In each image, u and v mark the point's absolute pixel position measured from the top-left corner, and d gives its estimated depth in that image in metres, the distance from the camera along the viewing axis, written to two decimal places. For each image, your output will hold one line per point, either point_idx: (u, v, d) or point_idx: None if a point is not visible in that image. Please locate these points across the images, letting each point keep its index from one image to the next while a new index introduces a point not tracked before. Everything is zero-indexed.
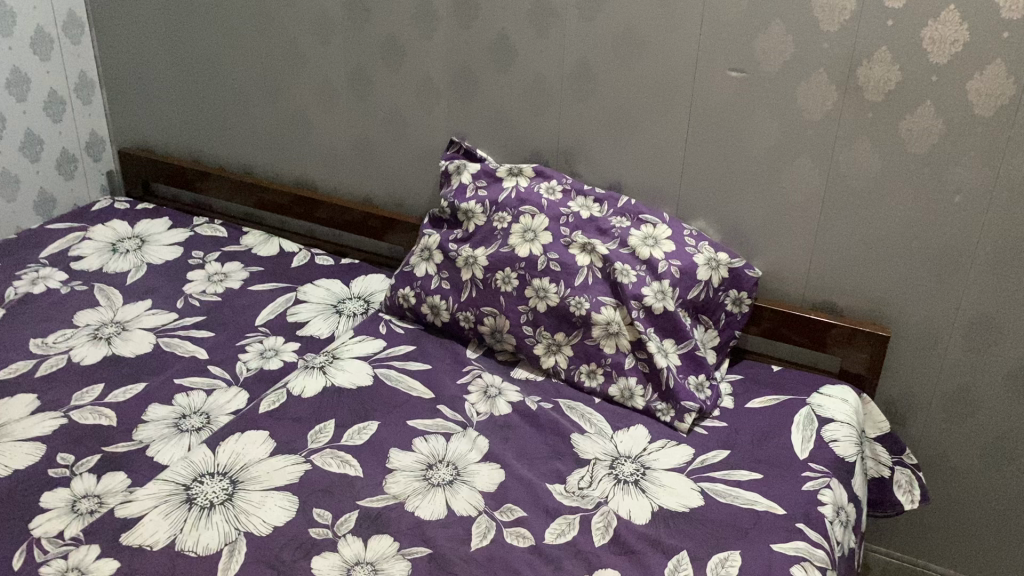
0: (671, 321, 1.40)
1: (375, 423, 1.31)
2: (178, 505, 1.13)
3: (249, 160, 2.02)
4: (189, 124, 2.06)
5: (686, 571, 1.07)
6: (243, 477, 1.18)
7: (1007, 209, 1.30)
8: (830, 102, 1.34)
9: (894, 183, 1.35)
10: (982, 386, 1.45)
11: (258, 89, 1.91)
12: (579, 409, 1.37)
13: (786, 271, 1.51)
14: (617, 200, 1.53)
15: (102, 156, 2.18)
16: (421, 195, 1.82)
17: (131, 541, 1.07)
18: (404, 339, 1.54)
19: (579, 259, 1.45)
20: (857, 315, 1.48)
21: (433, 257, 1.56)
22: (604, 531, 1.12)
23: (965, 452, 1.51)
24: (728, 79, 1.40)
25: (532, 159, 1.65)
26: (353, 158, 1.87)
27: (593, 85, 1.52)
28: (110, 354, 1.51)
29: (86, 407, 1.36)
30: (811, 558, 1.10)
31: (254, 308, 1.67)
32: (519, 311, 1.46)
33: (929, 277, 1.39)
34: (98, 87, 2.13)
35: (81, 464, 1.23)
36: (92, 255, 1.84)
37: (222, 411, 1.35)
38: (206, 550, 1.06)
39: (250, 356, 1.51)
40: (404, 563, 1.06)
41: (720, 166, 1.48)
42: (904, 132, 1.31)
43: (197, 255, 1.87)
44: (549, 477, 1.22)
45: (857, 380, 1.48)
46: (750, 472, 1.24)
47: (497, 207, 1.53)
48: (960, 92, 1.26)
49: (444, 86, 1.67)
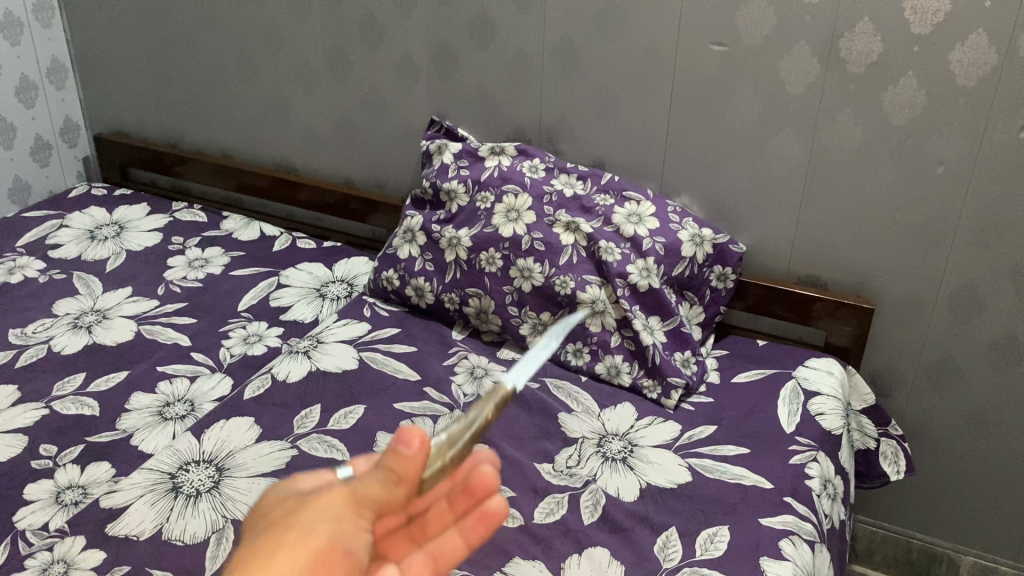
0: (656, 298, 1.40)
1: (361, 406, 1.31)
2: (164, 494, 1.12)
3: (228, 143, 2.00)
4: (165, 107, 2.03)
5: (675, 547, 1.07)
6: (229, 464, 1.17)
7: (989, 179, 1.30)
8: (812, 75, 1.33)
9: (877, 155, 1.35)
10: (965, 357, 1.45)
11: (235, 71, 1.88)
12: (566, 388, 1.37)
13: (770, 245, 1.51)
14: (601, 177, 1.52)
15: (77, 142, 2.15)
16: (403, 176, 1.80)
17: (117, 532, 1.06)
18: (389, 321, 1.53)
19: (563, 238, 1.44)
20: (841, 288, 1.49)
21: (416, 239, 1.55)
22: (593, 508, 1.12)
23: (949, 422, 1.53)
24: (710, 53, 1.39)
25: (514, 138, 1.64)
26: (333, 139, 1.85)
27: (575, 61, 1.51)
28: (91, 343, 1.49)
29: (68, 397, 1.35)
30: (799, 532, 1.11)
31: (236, 294, 1.66)
32: (504, 291, 1.45)
33: (912, 249, 1.40)
34: (71, 71, 2.09)
35: (65, 455, 1.22)
36: (70, 243, 1.81)
37: (206, 398, 1.34)
38: (193, 538, 1.05)
39: (233, 342, 1.50)
40: None
41: (703, 141, 1.47)
42: (887, 104, 1.31)
43: (177, 241, 1.84)
44: (538, 457, 1.22)
45: (842, 352, 1.49)
46: (737, 446, 1.25)
47: (480, 187, 1.52)
48: (942, 62, 1.25)
49: (424, 65, 1.65)
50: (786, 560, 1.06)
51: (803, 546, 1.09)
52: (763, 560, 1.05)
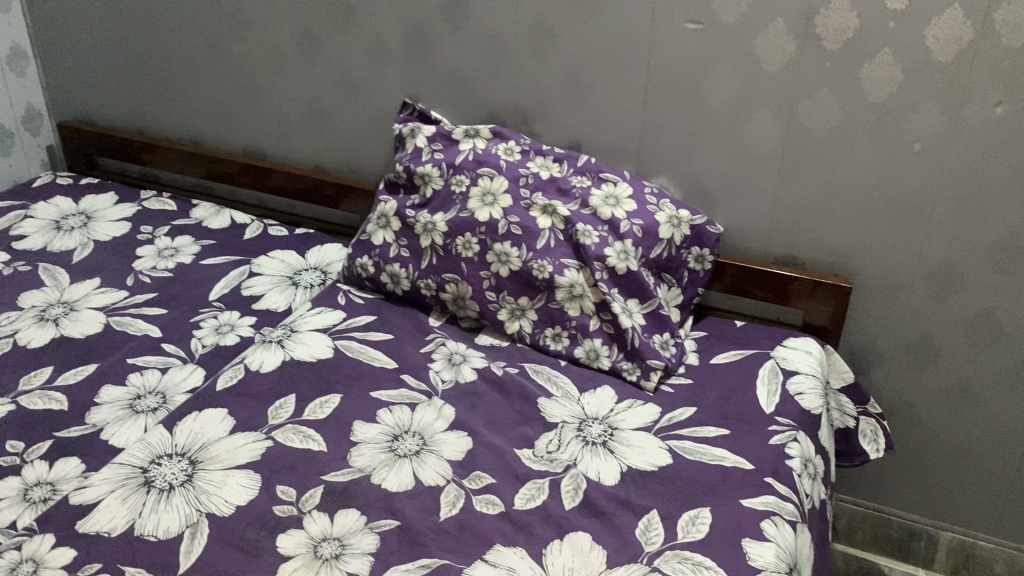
0: (634, 281, 1.39)
1: (337, 395, 1.28)
2: (136, 489, 1.09)
3: (196, 129, 1.96)
4: (131, 94, 1.98)
5: (657, 531, 1.06)
6: (203, 457, 1.15)
7: (966, 156, 1.30)
8: (789, 52, 1.32)
9: (853, 133, 1.34)
10: (943, 334, 1.46)
11: (202, 56, 1.84)
12: (545, 373, 1.36)
13: (747, 226, 1.50)
14: (577, 159, 1.51)
15: (40, 130, 2.10)
16: (376, 160, 1.78)
17: (87, 528, 1.03)
18: (364, 309, 1.51)
19: (540, 221, 1.42)
20: (818, 267, 1.48)
21: (390, 225, 1.52)
22: (574, 493, 1.11)
23: (927, 399, 1.53)
24: (685, 32, 1.38)
25: (488, 120, 1.62)
26: (304, 124, 1.81)
27: (549, 41, 1.48)
28: (58, 336, 1.45)
29: (36, 392, 1.32)
30: (781, 512, 1.10)
31: (207, 283, 1.62)
32: (481, 277, 1.43)
33: (889, 227, 1.40)
34: (32, 58, 2.03)
35: (33, 451, 1.19)
36: (35, 234, 1.77)
37: (178, 390, 1.32)
38: (166, 534, 1.03)
39: (205, 332, 1.47)
40: (372, 536, 1.04)
41: (679, 121, 1.46)
42: (864, 81, 1.30)
43: (146, 230, 1.81)
44: (518, 443, 1.21)
45: (820, 332, 1.49)
46: (718, 428, 1.24)
47: (454, 170, 1.50)
48: (918, 38, 1.24)
49: (396, 47, 1.62)
50: (768, 541, 1.05)
51: (785, 527, 1.09)
52: (745, 541, 1.05)
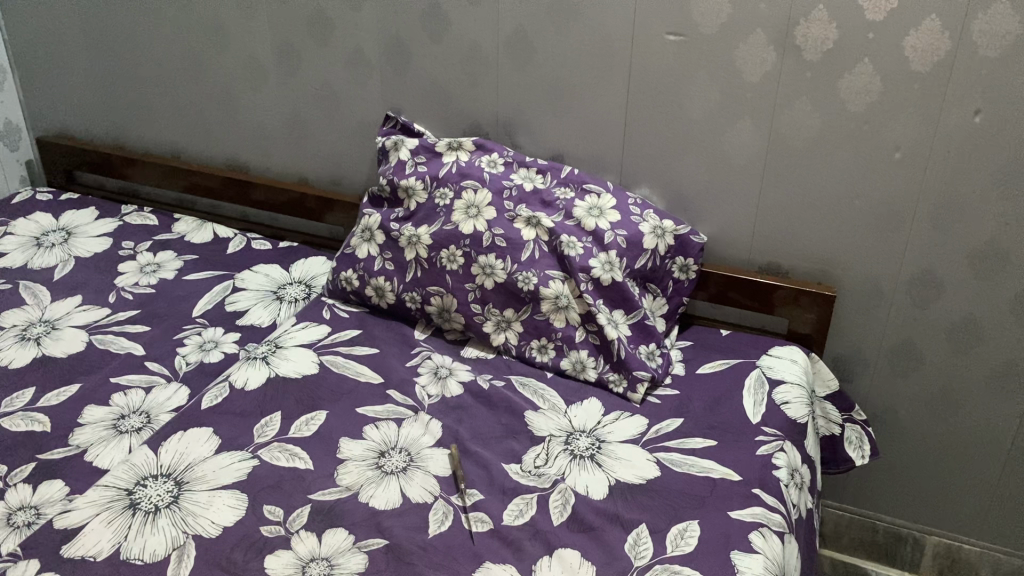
0: (619, 291, 1.39)
1: (323, 412, 1.28)
2: (122, 511, 1.08)
3: (176, 143, 1.94)
4: (110, 108, 1.97)
5: (646, 545, 1.06)
6: (188, 478, 1.14)
7: (945, 164, 1.31)
8: (769, 62, 1.33)
9: (835, 142, 1.35)
10: (925, 340, 1.47)
11: (181, 69, 1.83)
12: (532, 385, 1.36)
13: (731, 235, 1.51)
14: (560, 170, 1.51)
15: (18, 145, 2.08)
16: (358, 173, 1.77)
17: (72, 553, 1.02)
18: (349, 322, 1.50)
19: (524, 233, 1.42)
20: (801, 276, 1.49)
21: (374, 238, 1.52)
22: (562, 508, 1.11)
23: (911, 404, 1.54)
24: (666, 43, 1.38)
25: (471, 132, 1.62)
26: (286, 136, 1.80)
27: (530, 53, 1.49)
28: (40, 356, 1.44)
29: (18, 413, 1.30)
30: (769, 523, 1.11)
31: (190, 299, 1.61)
32: (466, 289, 1.43)
33: (871, 235, 1.40)
34: (9, 73, 2.02)
35: (16, 475, 1.18)
36: (15, 251, 1.75)
37: (162, 409, 1.31)
38: (153, 557, 1.02)
39: (189, 350, 1.46)
40: (360, 556, 1.04)
41: (661, 131, 1.46)
42: (844, 91, 1.31)
43: (128, 245, 1.79)
44: (505, 457, 1.21)
45: (805, 339, 1.49)
46: (704, 439, 1.24)
47: (438, 182, 1.50)
48: (896, 48, 1.25)
49: (377, 59, 1.62)
50: (756, 553, 1.05)
51: (773, 538, 1.09)
52: (733, 553, 1.05)
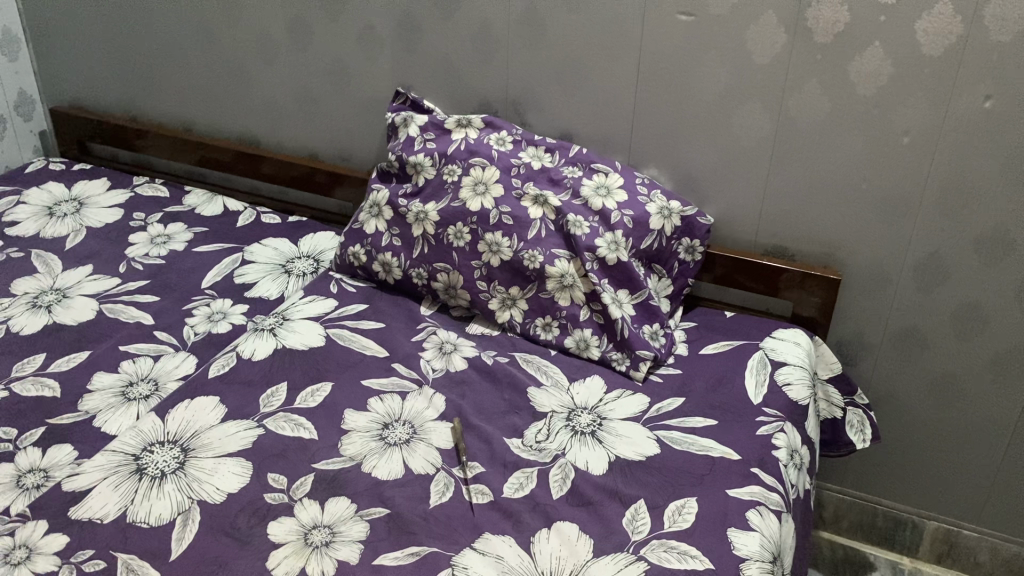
0: (624, 271, 1.39)
1: (328, 383, 1.29)
2: (129, 476, 1.10)
3: (189, 116, 1.95)
4: (124, 80, 1.98)
5: (644, 520, 1.07)
6: (194, 445, 1.16)
7: (953, 150, 1.31)
8: (779, 45, 1.33)
9: (843, 126, 1.35)
10: (929, 326, 1.47)
11: (194, 42, 1.83)
12: (536, 362, 1.37)
13: (738, 218, 1.51)
14: (569, 149, 1.51)
15: (32, 116, 2.10)
16: (368, 149, 1.78)
17: (80, 515, 1.04)
18: (356, 297, 1.52)
19: (531, 211, 1.42)
20: (807, 259, 1.50)
21: (382, 214, 1.53)
22: (561, 482, 1.13)
23: (913, 389, 1.55)
24: (677, 23, 1.38)
25: (480, 109, 1.62)
26: (296, 111, 1.81)
27: (541, 31, 1.49)
28: (51, 323, 1.46)
29: (28, 378, 1.32)
30: (766, 502, 1.12)
31: (199, 271, 1.63)
32: (473, 266, 1.44)
33: (878, 221, 1.41)
34: (24, 43, 2.03)
35: (26, 438, 1.20)
36: (27, 220, 1.77)
37: (170, 377, 1.32)
38: (158, 520, 1.04)
39: (198, 320, 1.47)
40: (362, 524, 1.06)
41: (672, 111, 1.46)
42: (854, 74, 1.31)
43: (139, 217, 1.81)
44: (507, 432, 1.22)
45: (809, 323, 1.50)
46: (705, 418, 1.25)
47: (446, 159, 1.50)
48: (907, 31, 1.25)
49: (387, 35, 1.62)
50: (752, 531, 1.07)
51: (769, 516, 1.10)
52: (730, 531, 1.06)
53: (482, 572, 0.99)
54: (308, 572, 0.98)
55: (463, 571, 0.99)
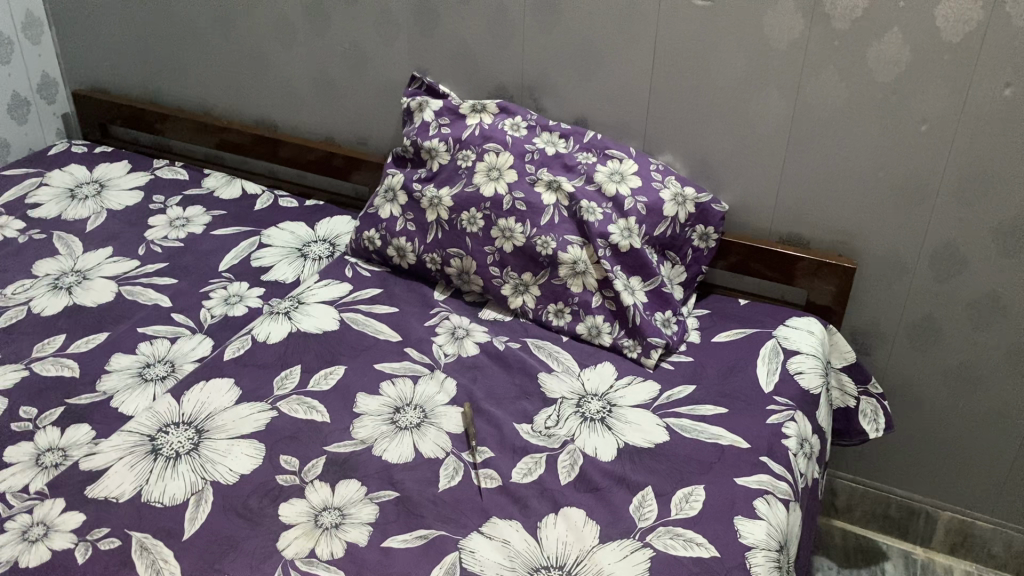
0: (637, 258, 1.39)
1: (342, 367, 1.31)
2: (144, 456, 1.12)
3: (208, 100, 1.97)
4: (145, 64, 2.00)
5: (650, 507, 1.08)
6: (209, 426, 1.17)
7: (973, 138, 1.29)
8: (796, 30, 1.31)
9: (861, 113, 1.34)
10: (945, 316, 1.46)
11: (214, 27, 1.85)
12: (547, 349, 1.37)
13: (753, 205, 1.50)
14: (583, 135, 1.50)
15: (55, 99, 2.12)
16: (384, 133, 1.78)
17: (97, 494, 1.06)
18: (371, 282, 1.53)
19: (545, 197, 1.42)
20: (822, 247, 1.49)
21: (397, 198, 1.53)
22: (570, 468, 1.13)
23: (928, 379, 1.54)
24: (694, 8, 1.37)
25: (496, 94, 1.62)
26: (314, 95, 1.82)
27: (557, 16, 1.48)
28: (71, 304, 1.48)
29: (48, 358, 1.35)
30: (774, 491, 1.12)
31: (216, 254, 1.65)
32: (485, 252, 1.44)
33: (895, 210, 1.39)
34: (47, 26, 2.05)
35: (46, 417, 1.22)
36: (50, 202, 1.80)
37: (186, 359, 1.34)
38: (172, 500, 1.06)
39: (214, 303, 1.49)
40: (371, 507, 1.07)
41: (689, 96, 1.45)
42: (873, 60, 1.29)
43: (158, 200, 1.83)
44: (517, 417, 1.23)
45: (824, 311, 1.49)
46: (715, 406, 1.25)
47: (461, 145, 1.50)
48: (926, 17, 1.23)
49: (404, 19, 1.62)
50: (760, 519, 1.07)
51: (777, 505, 1.10)
52: (737, 518, 1.06)
53: (489, 556, 1.00)
54: (317, 554, 1.00)
55: (470, 554, 1.00)
